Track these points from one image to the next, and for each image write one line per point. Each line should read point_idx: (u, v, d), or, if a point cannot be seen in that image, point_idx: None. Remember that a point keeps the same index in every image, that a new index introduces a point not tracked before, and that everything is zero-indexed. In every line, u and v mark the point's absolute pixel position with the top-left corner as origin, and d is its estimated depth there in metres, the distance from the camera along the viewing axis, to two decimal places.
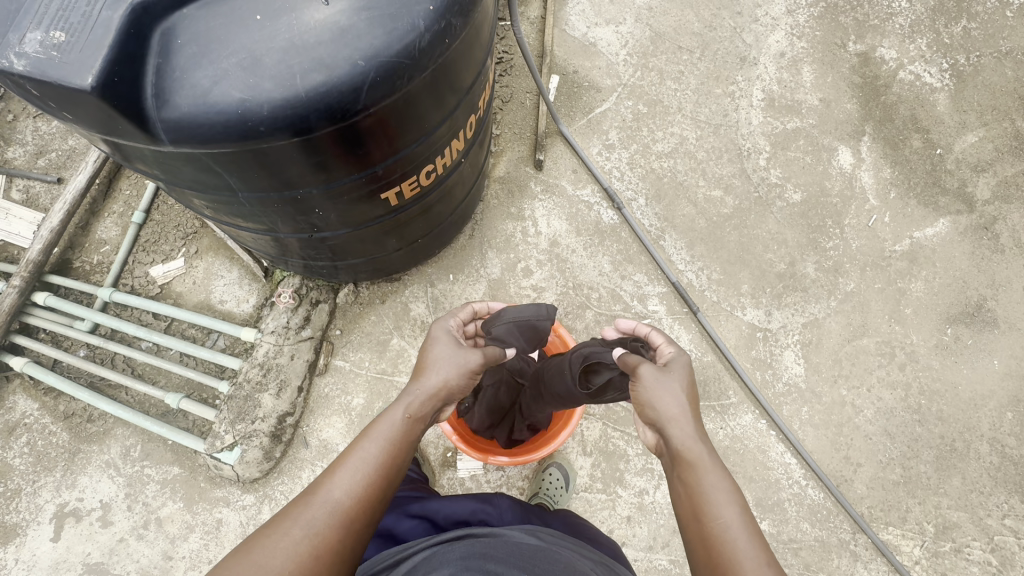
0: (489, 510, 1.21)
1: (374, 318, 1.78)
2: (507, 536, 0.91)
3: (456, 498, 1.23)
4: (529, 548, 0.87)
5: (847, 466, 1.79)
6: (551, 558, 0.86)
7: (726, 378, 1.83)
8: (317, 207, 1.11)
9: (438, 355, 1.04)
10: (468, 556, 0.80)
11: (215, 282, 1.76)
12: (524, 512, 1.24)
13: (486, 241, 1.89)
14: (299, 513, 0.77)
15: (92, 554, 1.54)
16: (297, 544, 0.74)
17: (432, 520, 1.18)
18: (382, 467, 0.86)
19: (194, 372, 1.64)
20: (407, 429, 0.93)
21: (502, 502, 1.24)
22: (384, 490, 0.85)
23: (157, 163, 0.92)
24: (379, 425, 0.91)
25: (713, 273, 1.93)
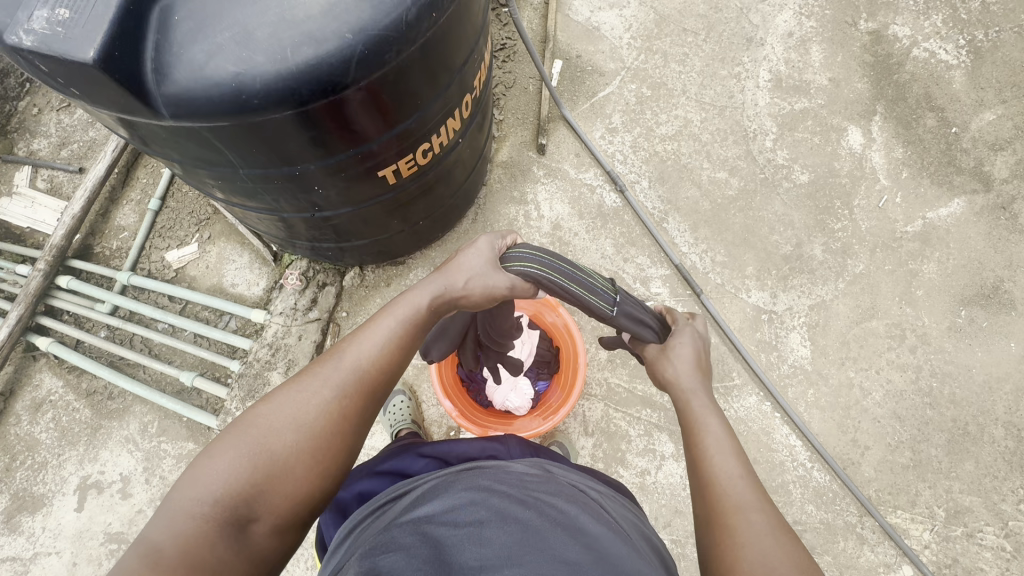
0: (497, 447, 1.20)
1: (379, 300, 1.82)
2: (509, 469, 0.95)
3: (465, 440, 1.22)
4: (533, 482, 0.90)
5: (854, 449, 1.76)
6: (556, 489, 0.89)
7: (730, 360, 1.82)
8: (312, 182, 1.13)
9: (469, 264, 1.04)
10: (473, 490, 0.84)
11: (227, 266, 1.83)
12: (532, 450, 1.22)
13: (489, 225, 1.92)
14: (325, 371, 0.87)
15: (112, 524, 1.61)
16: (326, 397, 0.85)
17: (444, 459, 1.17)
18: (401, 343, 0.94)
19: (206, 352, 1.70)
20: (426, 312, 0.98)
21: (511, 439, 1.23)
22: (400, 360, 0.94)
23: (162, 140, 0.96)
24: (397, 305, 0.97)
25: (717, 255, 1.92)
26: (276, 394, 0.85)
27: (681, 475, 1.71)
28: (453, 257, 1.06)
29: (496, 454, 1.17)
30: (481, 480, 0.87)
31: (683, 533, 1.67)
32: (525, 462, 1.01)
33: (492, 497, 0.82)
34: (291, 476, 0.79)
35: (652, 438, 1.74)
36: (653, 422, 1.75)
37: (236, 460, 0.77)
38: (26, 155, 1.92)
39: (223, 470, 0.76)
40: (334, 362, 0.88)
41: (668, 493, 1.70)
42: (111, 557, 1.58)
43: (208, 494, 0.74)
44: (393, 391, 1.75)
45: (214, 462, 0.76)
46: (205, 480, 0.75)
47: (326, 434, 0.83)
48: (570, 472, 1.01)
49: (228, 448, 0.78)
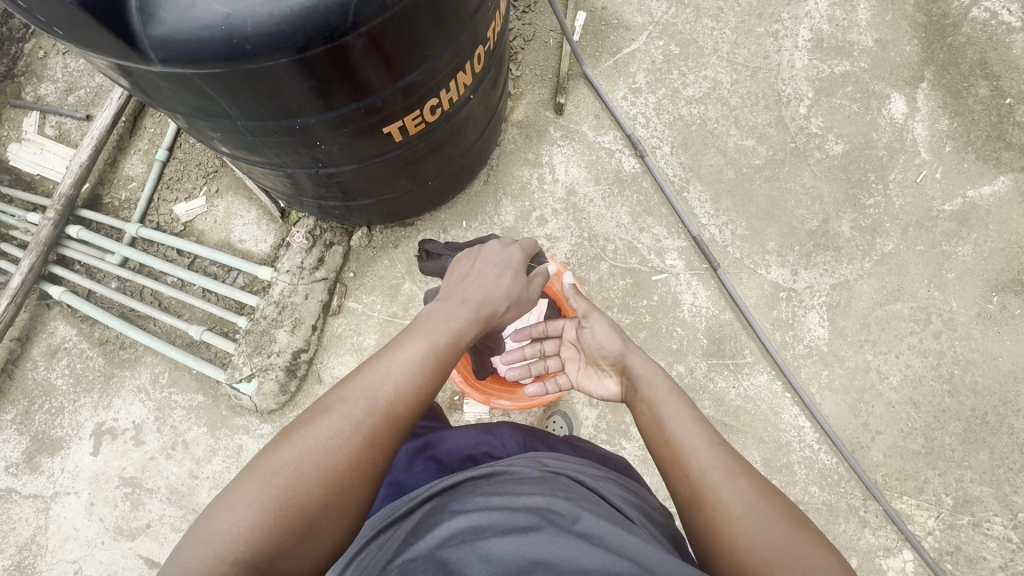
0: (493, 441, 1.06)
1: (386, 262, 1.79)
2: (510, 472, 0.82)
3: (460, 431, 1.10)
4: (537, 481, 0.78)
5: (865, 433, 1.72)
6: (570, 489, 0.77)
7: (743, 337, 1.77)
8: (313, 136, 1.07)
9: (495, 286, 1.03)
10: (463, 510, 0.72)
11: (235, 222, 1.80)
12: (527, 438, 1.09)
13: (501, 187, 1.85)
14: (356, 409, 0.76)
15: (127, 468, 1.67)
16: (360, 438, 0.75)
17: (439, 459, 1.06)
18: (436, 372, 0.85)
19: (214, 307, 1.70)
20: (458, 334, 0.92)
21: (504, 429, 1.08)
22: (429, 388, 0.83)
23: (160, 90, 0.91)
24: (428, 330, 0.89)
25: (738, 228, 1.83)
26: (300, 432, 0.74)
27: None
28: (475, 276, 1.04)
29: (490, 451, 1.04)
30: (469, 495, 0.75)
31: None
32: (514, 459, 0.87)
33: (485, 510, 0.70)
34: (318, 529, 0.70)
35: None
36: None
37: (259, 512, 0.67)
38: (34, 101, 1.88)
39: (243, 527, 0.66)
40: (366, 399, 0.77)
41: None
42: (127, 499, 1.65)
43: (229, 551, 0.65)
44: None
45: (230, 513, 0.67)
46: (219, 534, 0.66)
47: (357, 481, 0.73)
48: (571, 466, 0.86)
49: (248, 500, 0.68)
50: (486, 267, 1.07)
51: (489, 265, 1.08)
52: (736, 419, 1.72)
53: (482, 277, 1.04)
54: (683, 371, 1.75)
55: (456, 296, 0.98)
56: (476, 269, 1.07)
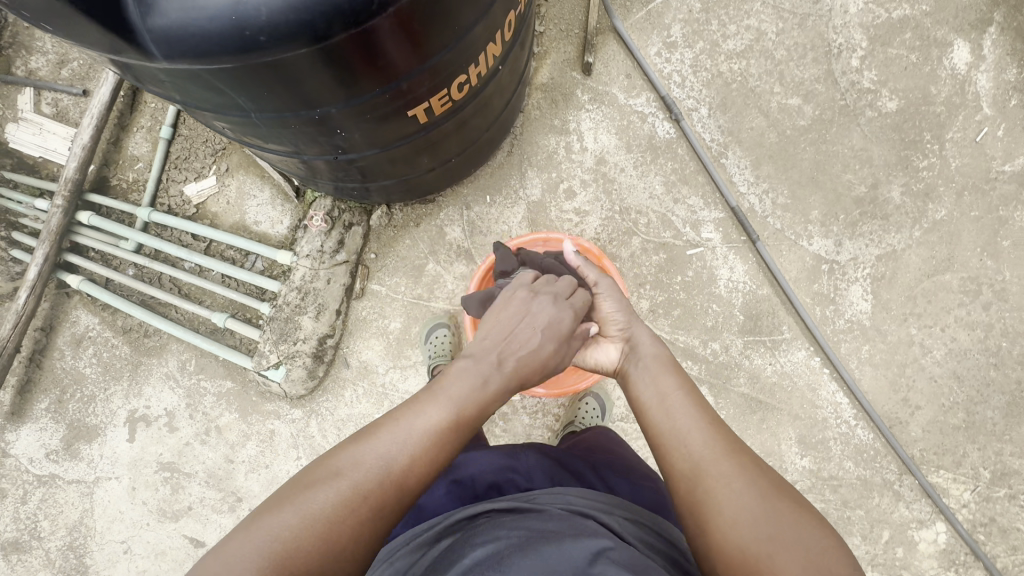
0: (517, 468, 1.01)
1: (408, 242, 1.72)
2: (535, 507, 0.77)
3: (483, 453, 1.05)
4: (564, 516, 0.73)
5: (904, 408, 1.69)
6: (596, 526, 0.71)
7: (781, 312, 1.70)
8: (334, 123, 0.97)
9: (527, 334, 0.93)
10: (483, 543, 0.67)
11: (248, 202, 1.72)
12: (551, 465, 1.04)
13: (526, 158, 1.74)
14: (364, 479, 0.72)
15: (164, 454, 1.69)
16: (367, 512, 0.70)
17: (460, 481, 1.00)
18: (450, 442, 0.80)
19: (236, 294, 1.66)
20: (480, 398, 0.85)
21: (530, 458, 1.04)
22: (443, 459, 0.78)
23: (168, 86, 0.82)
24: (448, 392, 0.83)
25: (780, 197, 1.72)
26: (306, 494, 0.69)
27: None
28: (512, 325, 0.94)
29: (514, 479, 0.99)
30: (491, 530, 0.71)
31: None
32: (544, 493, 0.82)
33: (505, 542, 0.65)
34: None
35: None
36: (693, 374, 1.70)
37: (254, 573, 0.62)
38: (25, 75, 1.76)
39: None
40: (374, 468, 0.73)
41: None
42: (167, 483, 1.69)
43: None
44: (434, 324, 1.67)
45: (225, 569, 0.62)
46: None
47: (356, 556, 0.69)
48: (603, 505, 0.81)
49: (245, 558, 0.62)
50: (523, 316, 0.96)
51: (535, 324, 0.94)
52: (772, 396, 1.69)
53: (516, 326, 0.94)
54: (719, 348, 1.70)
55: (487, 352, 0.90)
56: (512, 318, 0.96)
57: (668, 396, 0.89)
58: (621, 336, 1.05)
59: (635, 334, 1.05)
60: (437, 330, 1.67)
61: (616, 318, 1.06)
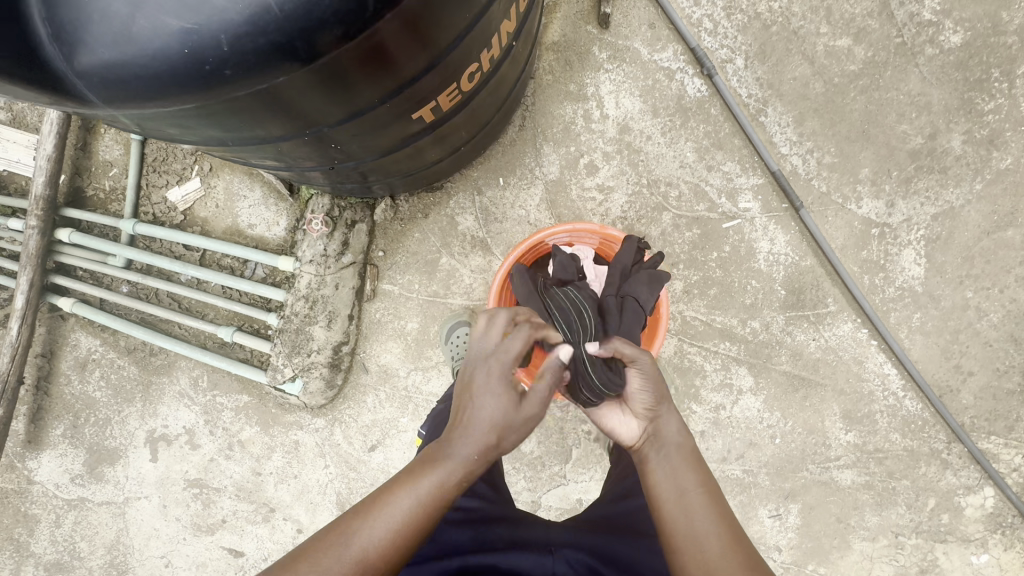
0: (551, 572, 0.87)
1: (418, 235, 1.57)
2: None
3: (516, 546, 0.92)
4: None
5: (956, 376, 1.59)
6: None
7: (827, 284, 1.57)
8: (330, 138, 0.81)
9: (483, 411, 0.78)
10: None
11: (239, 204, 1.57)
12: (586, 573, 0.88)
13: (540, 132, 1.55)
14: (330, 559, 0.68)
15: (190, 471, 1.65)
16: None
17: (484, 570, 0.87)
18: (415, 531, 0.72)
19: (240, 306, 1.54)
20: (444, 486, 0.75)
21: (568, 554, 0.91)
22: (411, 544, 0.72)
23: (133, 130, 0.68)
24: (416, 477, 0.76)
25: (825, 156, 1.54)
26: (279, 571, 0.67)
27: (759, 408, 1.61)
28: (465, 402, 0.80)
29: None
30: None
31: (756, 464, 1.63)
32: None
33: None
34: None
35: (729, 373, 1.60)
36: (731, 356, 1.60)
37: None
38: None
39: None
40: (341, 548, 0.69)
41: (743, 426, 1.62)
42: (197, 499, 1.66)
43: None
44: (455, 323, 1.55)
45: None
46: None
47: None
48: None
49: None
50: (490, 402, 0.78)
51: (479, 405, 0.78)
52: (816, 372, 1.60)
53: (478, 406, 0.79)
54: (758, 327, 1.59)
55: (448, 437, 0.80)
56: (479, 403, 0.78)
57: (685, 492, 0.80)
58: (647, 416, 0.92)
59: (663, 420, 0.91)
60: (458, 328, 1.56)
61: (645, 400, 0.92)
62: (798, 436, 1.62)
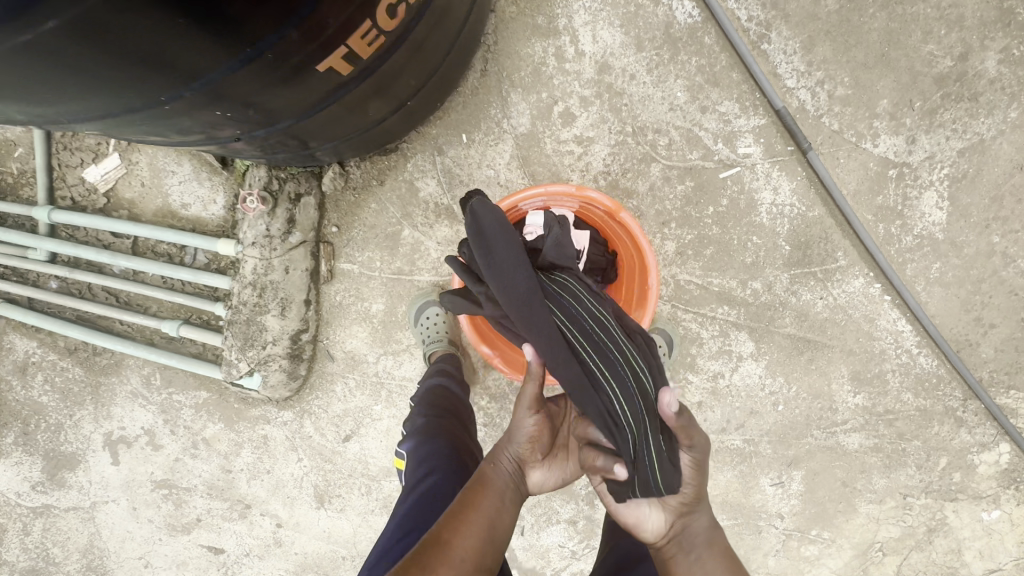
0: None
1: (375, 206, 1.39)
2: None
3: None
4: None
5: (976, 329, 1.45)
6: None
7: (837, 236, 1.40)
8: (216, 109, 0.67)
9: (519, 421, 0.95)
10: None
11: (168, 181, 1.38)
12: None
13: (507, 77, 1.34)
14: None
15: (156, 472, 1.55)
16: None
17: None
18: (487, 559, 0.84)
19: (182, 298, 1.38)
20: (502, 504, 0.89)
21: None
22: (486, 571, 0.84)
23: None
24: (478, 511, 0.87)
25: (836, 87, 1.34)
26: None
27: (760, 375, 1.49)
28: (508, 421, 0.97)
29: None
30: None
31: (756, 433, 1.52)
32: None
33: None
34: None
35: (728, 339, 1.46)
36: (730, 321, 1.45)
37: None
38: None
39: None
40: None
41: (744, 394, 1.50)
42: (168, 500, 1.57)
43: None
44: (424, 303, 1.39)
45: None
46: None
47: None
48: None
49: None
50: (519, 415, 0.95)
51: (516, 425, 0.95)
52: (823, 334, 1.46)
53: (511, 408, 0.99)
54: (760, 287, 1.43)
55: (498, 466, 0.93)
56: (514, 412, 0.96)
57: None
58: (679, 511, 0.90)
59: (693, 517, 0.91)
60: (427, 308, 1.39)
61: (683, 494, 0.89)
62: (802, 402, 1.50)
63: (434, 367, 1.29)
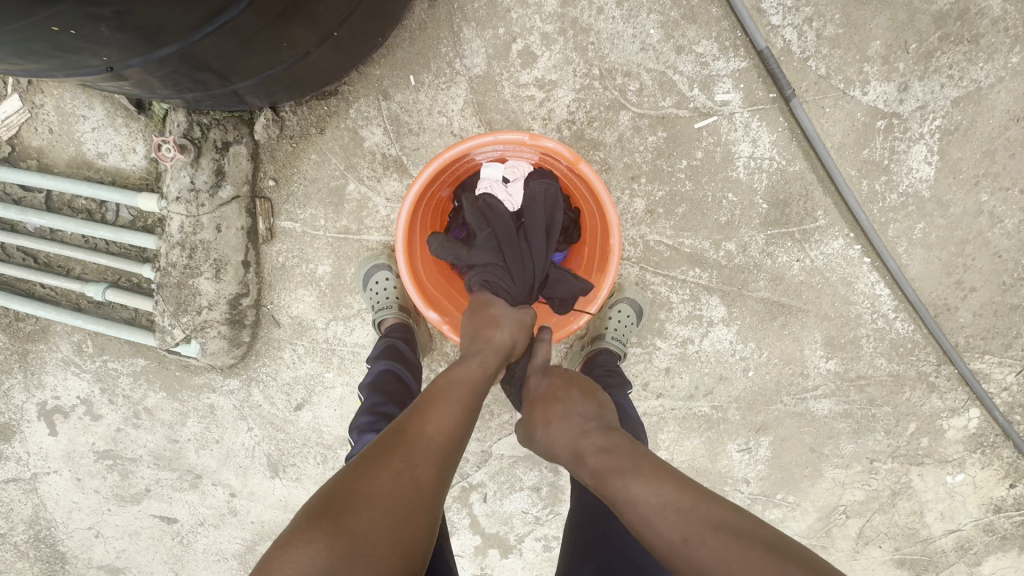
0: None
1: (316, 157, 1.26)
2: None
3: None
4: None
5: (956, 292, 1.39)
6: None
7: (817, 194, 1.30)
8: (47, 24, 0.59)
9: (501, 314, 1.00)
10: None
11: (79, 128, 1.23)
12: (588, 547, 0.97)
13: (459, 9, 1.19)
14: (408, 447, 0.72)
15: (97, 443, 1.48)
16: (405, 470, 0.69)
17: None
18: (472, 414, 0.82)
19: (105, 258, 1.27)
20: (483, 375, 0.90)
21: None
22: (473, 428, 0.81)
23: None
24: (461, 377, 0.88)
25: (825, 26, 1.21)
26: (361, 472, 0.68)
27: (731, 340, 1.42)
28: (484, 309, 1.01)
29: None
30: None
31: (725, 399, 1.47)
32: None
33: None
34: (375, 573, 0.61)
35: (699, 303, 1.39)
36: (702, 284, 1.37)
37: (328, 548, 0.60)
38: None
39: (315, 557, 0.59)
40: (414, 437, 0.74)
41: (713, 359, 1.44)
42: (113, 471, 1.50)
43: None
44: (374, 265, 1.28)
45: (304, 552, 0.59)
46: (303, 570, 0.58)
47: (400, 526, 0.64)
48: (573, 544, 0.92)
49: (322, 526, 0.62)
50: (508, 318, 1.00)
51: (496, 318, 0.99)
52: (798, 297, 1.38)
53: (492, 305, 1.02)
54: (734, 249, 1.35)
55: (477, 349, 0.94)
56: (497, 310, 1.00)
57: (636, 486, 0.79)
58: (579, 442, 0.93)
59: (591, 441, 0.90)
60: (376, 272, 1.28)
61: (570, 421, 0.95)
62: (773, 367, 1.45)
63: (378, 354, 1.17)
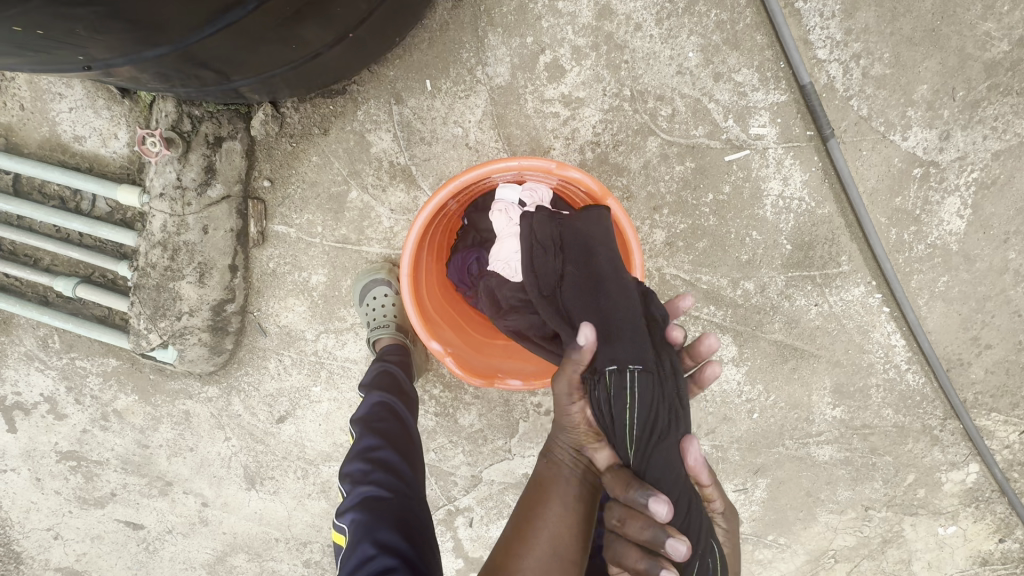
0: None
1: (317, 159, 1.16)
2: None
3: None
4: None
5: (970, 348, 1.35)
6: None
7: (843, 239, 1.24)
8: (11, 23, 0.51)
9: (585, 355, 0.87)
10: None
11: (53, 108, 1.11)
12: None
13: (486, 13, 1.10)
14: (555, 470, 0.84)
15: (60, 443, 1.38)
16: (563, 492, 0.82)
17: None
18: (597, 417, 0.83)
19: (77, 252, 1.16)
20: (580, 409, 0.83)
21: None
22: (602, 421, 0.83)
23: None
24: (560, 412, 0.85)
25: (871, 63, 1.14)
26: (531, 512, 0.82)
27: (739, 380, 1.37)
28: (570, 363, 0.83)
29: None
30: None
31: (726, 439, 1.43)
32: None
33: None
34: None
35: None
36: (715, 322, 1.31)
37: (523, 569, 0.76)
38: None
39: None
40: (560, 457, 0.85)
41: (718, 399, 1.39)
42: (76, 472, 1.40)
43: None
44: (372, 279, 1.18)
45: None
46: None
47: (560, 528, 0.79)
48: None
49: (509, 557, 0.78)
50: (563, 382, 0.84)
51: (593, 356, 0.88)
52: (812, 342, 1.33)
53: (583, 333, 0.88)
54: (752, 289, 1.28)
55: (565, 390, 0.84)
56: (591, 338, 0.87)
57: None
58: None
59: None
60: (375, 287, 1.19)
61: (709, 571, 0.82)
62: (779, 411, 1.40)
63: (370, 381, 1.09)
